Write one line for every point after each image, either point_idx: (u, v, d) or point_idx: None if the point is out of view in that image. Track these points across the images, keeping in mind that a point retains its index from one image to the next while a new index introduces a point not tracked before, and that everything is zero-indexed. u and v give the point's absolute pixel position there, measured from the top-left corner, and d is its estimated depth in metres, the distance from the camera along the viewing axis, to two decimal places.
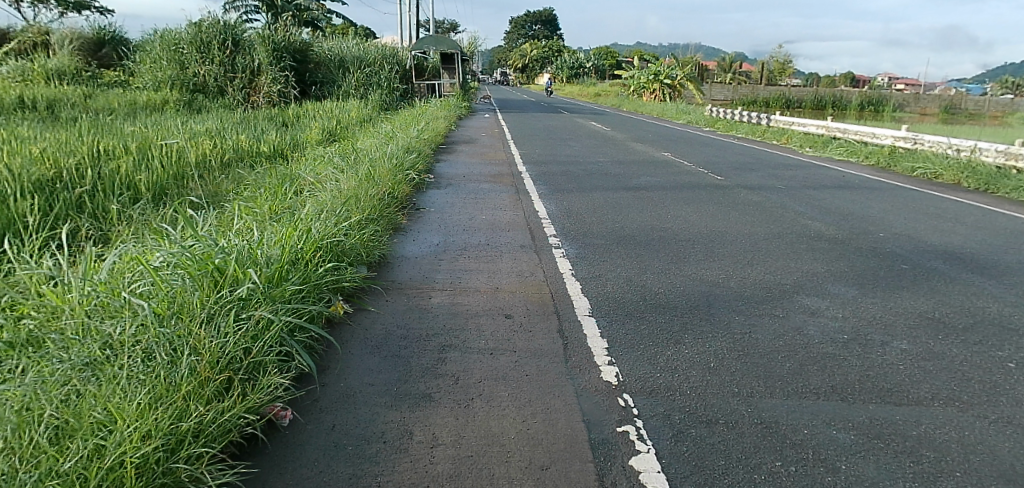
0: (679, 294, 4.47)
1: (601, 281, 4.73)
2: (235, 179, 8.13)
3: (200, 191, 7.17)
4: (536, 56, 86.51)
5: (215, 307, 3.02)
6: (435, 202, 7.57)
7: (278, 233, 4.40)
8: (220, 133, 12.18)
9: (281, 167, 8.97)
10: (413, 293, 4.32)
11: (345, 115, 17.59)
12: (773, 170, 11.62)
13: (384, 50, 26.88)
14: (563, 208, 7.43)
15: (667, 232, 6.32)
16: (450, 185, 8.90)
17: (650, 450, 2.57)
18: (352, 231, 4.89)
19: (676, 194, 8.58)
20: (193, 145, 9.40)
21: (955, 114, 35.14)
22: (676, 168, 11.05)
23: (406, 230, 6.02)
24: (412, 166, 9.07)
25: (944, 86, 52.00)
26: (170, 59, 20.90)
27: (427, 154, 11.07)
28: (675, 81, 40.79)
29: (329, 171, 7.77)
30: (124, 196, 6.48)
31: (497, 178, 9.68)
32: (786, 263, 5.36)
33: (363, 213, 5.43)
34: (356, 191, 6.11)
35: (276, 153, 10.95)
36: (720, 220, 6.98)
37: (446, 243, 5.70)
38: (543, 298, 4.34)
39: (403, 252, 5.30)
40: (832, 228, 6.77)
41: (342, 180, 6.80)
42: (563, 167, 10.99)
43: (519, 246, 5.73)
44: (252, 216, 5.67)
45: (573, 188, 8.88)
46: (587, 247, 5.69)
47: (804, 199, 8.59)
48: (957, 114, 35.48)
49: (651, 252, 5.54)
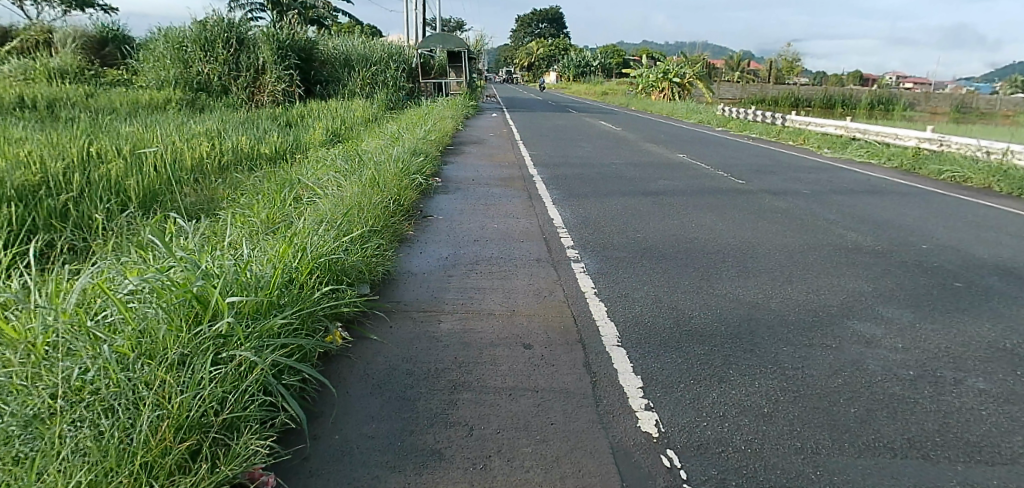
0: (716, 318, 4.02)
1: (629, 302, 4.27)
2: (232, 183, 7.73)
3: (194, 198, 6.78)
4: (543, 55, 86.09)
5: (187, 345, 2.59)
6: (443, 209, 7.14)
7: (271, 250, 3.96)
8: (220, 134, 11.81)
9: (281, 171, 8.54)
10: (420, 317, 3.88)
11: (349, 115, 17.21)
12: (794, 173, 11.11)
13: (390, 49, 26.51)
14: (579, 216, 6.98)
15: (694, 243, 5.87)
16: (457, 190, 8.46)
17: None
18: (354, 246, 4.45)
19: (697, 200, 8.11)
20: (190, 146, 9.01)
21: (969, 114, 34.43)
22: (694, 171, 10.58)
23: (412, 242, 5.58)
24: (419, 170, 8.64)
25: (955, 86, 51.25)
26: (174, 58, 20.58)
27: (434, 156, 10.62)
28: (684, 80, 40.25)
29: (330, 175, 7.37)
30: (112, 203, 6.08)
31: (508, 182, 9.25)
32: (829, 280, 4.89)
33: (366, 225, 4.99)
34: (358, 199, 5.68)
35: (277, 155, 10.55)
36: (748, 229, 6.51)
37: (456, 257, 5.26)
38: (566, 324, 3.87)
39: (408, 267, 4.85)
40: (870, 239, 6.29)
41: (345, 186, 6.38)
42: (575, 170, 10.52)
43: (535, 260, 5.28)
44: (246, 227, 5.25)
45: (588, 193, 8.44)
46: (610, 261, 5.24)
47: (832, 205, 8.12)
48: (971, 113, 34.77)
49: (680, 268, 5.08)
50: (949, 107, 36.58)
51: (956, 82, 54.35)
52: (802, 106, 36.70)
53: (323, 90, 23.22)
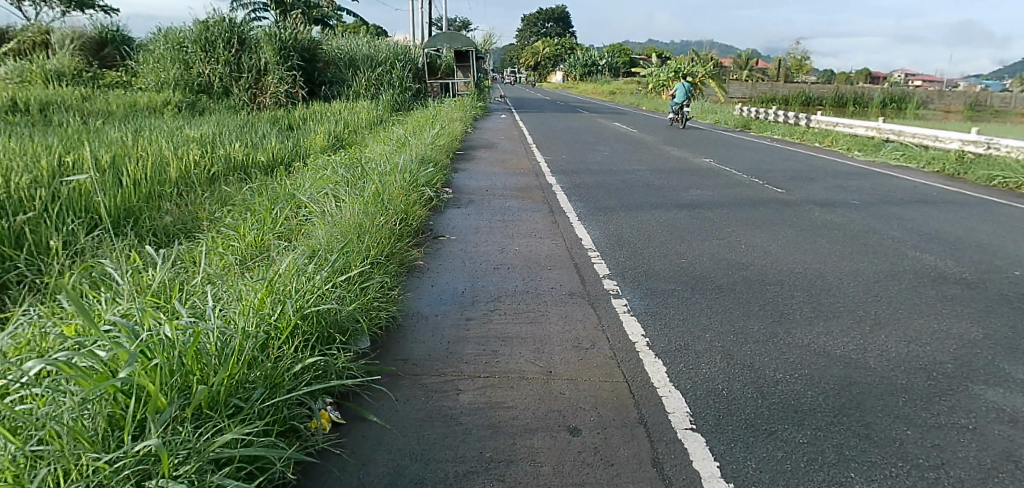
0: (807, 385, 3.18)
1: (692, 358, 3.44)
2: (220, 197, 6.95)
3: (175, 219, 5.99)
4: (550, 54, 85.19)
5: (93, 474, 1.82)
6: (456, 227, 6.33)
7: (247, 298, 3.14)
8: (215, 140, 11.06)
9: (277, 182, 7.74)
10: (434, 384, 3.05)
11: (353, 117, 16.45)
12: (833, 180, 10.22)
13: (396, 48, 25.72)
14: (610, 234, 6.14)
15: (750, 270, 5.03)
16: (470, 203, 7.64)
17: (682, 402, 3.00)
18: (352, 287, 3.60)
19: (738, 213, 7.25)
20: (178, 154, 8.25)
21: (986, 112, 33.38)
22: (727, 178, 9.70)
23: (421, 271, 4.75)
24: (428, 181, 7.82)
25: (972, 83, 49.97)
26: (174, 59, 19.94)
27: (443, 164, 9.79)
28: (695, 79, 39.31)
29: (329, 189, 6.58)
30: (78, 224, 5.31)
31: (525, 192, 8.45)
32: (927, 322, 4.04)
33: (368, 258, 4.17)
34: (359, 221, 4.87)
35: (275, 164, 9.75)
36: (807, 251, 5.67)
37: (473, 291, 4.43)
38: (619, 394, 3.03)
39: (418, 306, 4.01)
40: (951, 262, 5.42)
41: (345, 204, 5.58)
42: (596, 177, 9.68)
43: (567, 294, 4.46)
44: (228, 260, 4.49)
45: (616, 205, 7.62)
46: (658, 296, 4.41)
47: (889, 218, 7.26)
48: (989, 112, 33.68)
49: (744, 306, 4.24)
50: (966, 105, 35.51)
51: (971, 81, 53.17)
52: (816, 105, 35.72)
53: (327, 91, 22.47)
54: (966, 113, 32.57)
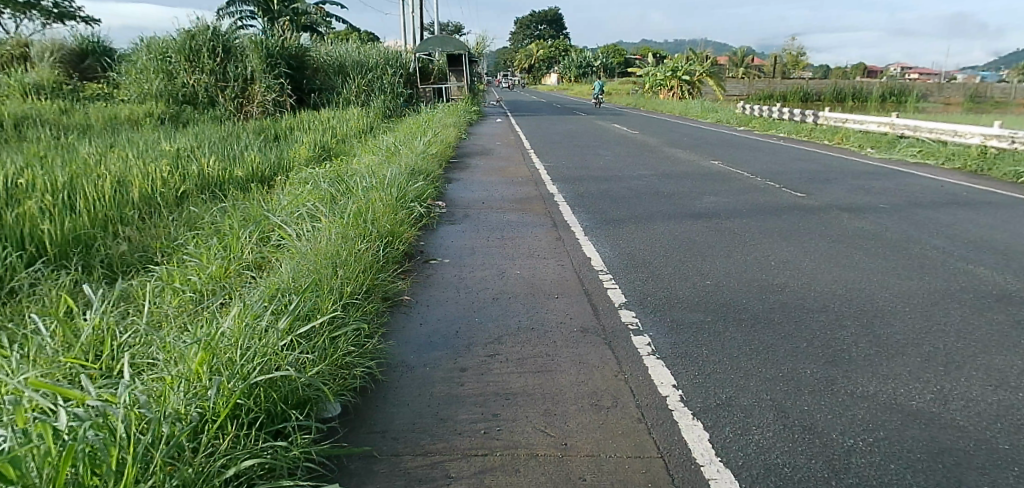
0: (890, 458, 2.53)
1: (739, 421, 2.78)
2: (186, 218, 6.29)
3: (132, 248, 5.33)
4: (543, 56, 84.68)
5: None
6: (449, 247, 5.69)
7: (180, 363, 2.47)
8: (193, 154, 10.40)
9: (252, 200, 7.07)
10: (419, 470, 2.37)
11: (343, 126, 15.82)
12: (852, 182, 9.58)
13: (387, 53, 25.08)
14: (623, 252, 5.49)
15: (787, 295, 4.38)
16: (465, 219, 6.97)
17: (728, 476, 2.39)
18: (319, 341, 2.92)
19: (760, 223, 6.62)
20: (147, 171, 7.59)
21: (987, 103, 32.84)
22: (740, 183, 9.04)
23: (409, 305, 4.07)
24: (417, 196, 7.15)
25: (969, 75, 49.52)
26: (158, 70, 19.29)
27: (435, 174, 9.11)
28: (693, 77, 38.74)
29: (307, 208, 5.93)
30: (16, 256, 4.64)
31: (524, 203, 7.82)
32: (1009, 359, 3.40)
33: (344, 297, 3.53)
34: (336, 250, 4.23)
35: (253, 181, 9.07)
36: (846, 267, 5.03)
37: (469, 329, 3.77)
38: (655, 479, 2.37)
39: (402, 353, 3.33)
40: (1010, 276, 4.79)
41: (322, 228, 4.94)
42: (600, 185, 9.01)
43: (580, 330, 3.81)
44: (182, 301, 3.83)
45: (625, 216, 6.98)
46: (686, 331, 3.75)
47: (925, 224, 6.64)
48: (990, 103, 33.10)
49: (789, 343, 3.59)
50: (964, 96, 34.95)
51: (966, 72, 52.80)
52: (814, 100, 35.14)
53: (317, 99, 21.79)
54: (966, 105, 32.04)
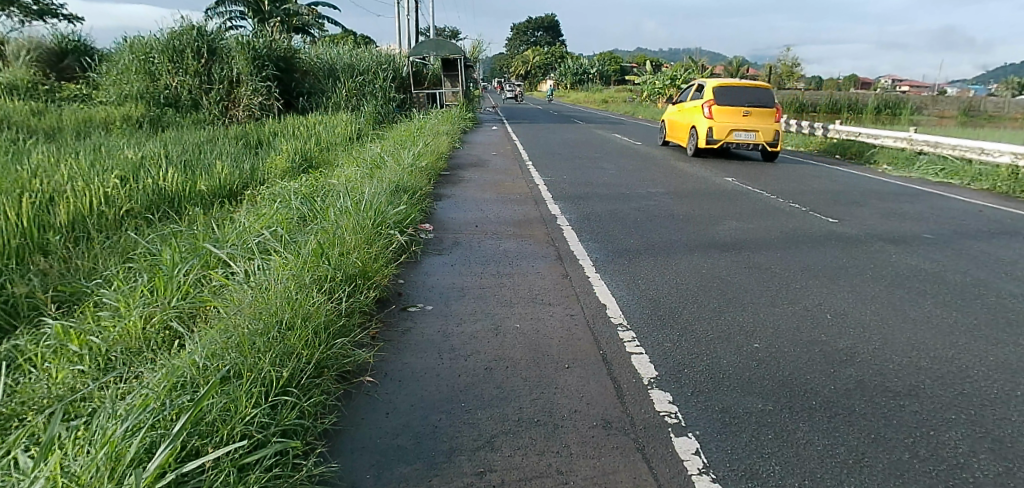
0: None
1: None
2: (121, 245, 5.31)
3: (42, 285, 4.34)
4: (540, 63, 83.95)
5: None
6: (434, 288, 4.71)
7: None
8: (156, 164, 9.38)
9: (205, 222, 6.10)
10: None
11: (329, 133, 14.85)
12: (882, 204, 8.69)
13: (380, 56, 24.13)
14: (645, 298, 4.53)
15: (864, 370, 3.43)
16: (455, 247, 6.02)
17: None
18: (214, 483, 1.95)
19: (798, 257, 5.70)
20: (86, 185, 6.58)
21: (982, 117, 32.27)
22: (764, 206, 8.11)
23: (375, 383, 3.09)
24: (399, 220, 6.15)
25: (965, 88, 48.96)
26: (139, 70, 18.29)
27: (423, 192, 8.17)
28: (693, 86, 37.96)
29: (262, 238, 4.95)
30: None
31: (523, 227, 6.86)
32: None
33: (278, 387, 2.56)
34: (281, 311, 3.26)
35: (218, 197, 8.09)
36: (921, 325, 4.08)
37: (452, 424, 2.78)
38: None
39: (355, 473, 2.35)
40: None
41: (271, 271, 3.98)
42: (608, 205, 8.07)
43: (602, 425, 2.82)
44: (62, 384, 2.87)
45: (640, 245, 6.05)
46: (744, 429, 2.80)
47: (985, 260, 5.74)
48: (985, 116, 32.51)
49: (888, 453, 2.66)
50: (960, 108, 34.43)
51: (959, 87, 52.43)
52: (811, 112, 34.45)
53: (305, 103, 20.84)
54: (964, 117, 31.40)
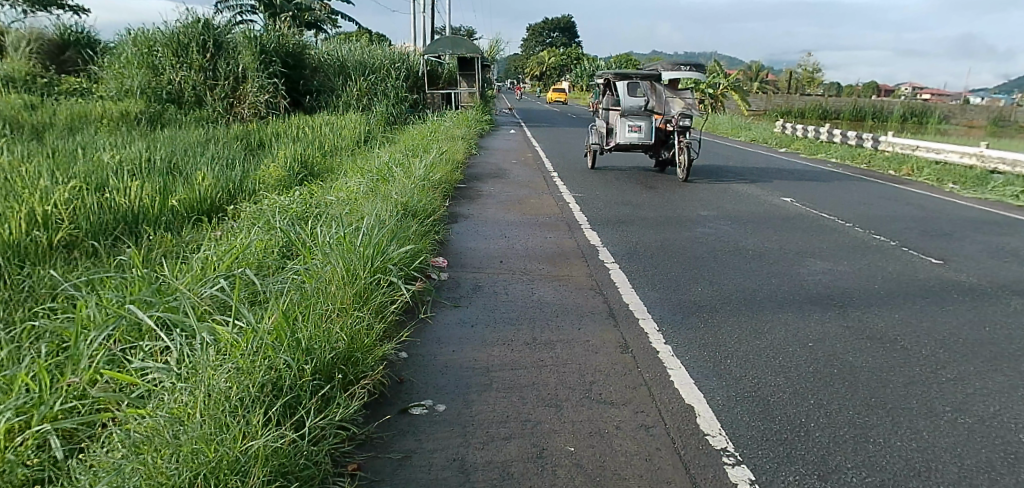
0: None
1: None
2: (39, 290, 4.06)
3: None
4: (555, 63, 82.37)
5: None
6: (450, 371, 3.41)
7: None
8: (134, 171, 8.16)
9: (160, 258, 4.85)
10: None
11: (336, 135, 13.64)
12: (978, 236, 7.33)
13: (395, 54, 22.97)
14: (748, 396, 3.20)
15: None
16: (477, 293, 4.73)
17: None
18: None
19: (927, 322, 4.36)
20: (26, 202, 5.35)
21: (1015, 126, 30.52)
22: (843, 237, 6.76)
23: None
24: (407, 260, 4.86)
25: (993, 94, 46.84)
26: (141, 64, 17.13)
27: (436, 215, 6.87)
28: (716, 90, 36.49)
29: (217, 293, 3.69)
30: None
31: (560, 265, 5.55)
32: None
33: None
34: (195, 456, 2.01)
35: (196, 213, 6.84)
36: None
37: None
38: None
39: None
40: None
41: (207, 356, 2.72)
42: (657, 233, 6.76)
43: None
44: None
45: (714, 296, 4.73)
46: None
47: None
48: (1017, 124, 30.67)
49: None
50: (991, 115, 32.57)
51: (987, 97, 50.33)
52: (837, 119, 32.90)
53: (312, 102, 19.62)
54: (1001, 128, 29.65)
